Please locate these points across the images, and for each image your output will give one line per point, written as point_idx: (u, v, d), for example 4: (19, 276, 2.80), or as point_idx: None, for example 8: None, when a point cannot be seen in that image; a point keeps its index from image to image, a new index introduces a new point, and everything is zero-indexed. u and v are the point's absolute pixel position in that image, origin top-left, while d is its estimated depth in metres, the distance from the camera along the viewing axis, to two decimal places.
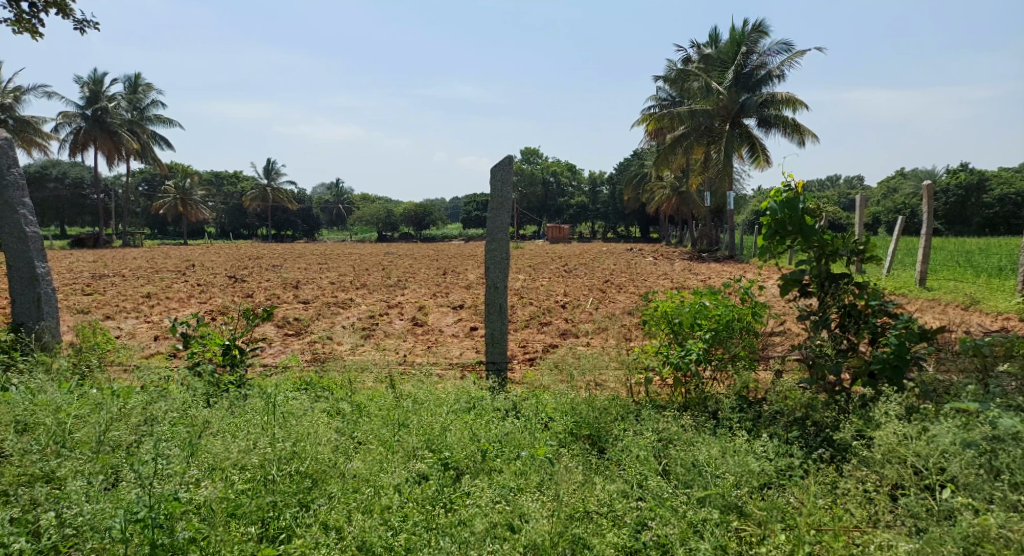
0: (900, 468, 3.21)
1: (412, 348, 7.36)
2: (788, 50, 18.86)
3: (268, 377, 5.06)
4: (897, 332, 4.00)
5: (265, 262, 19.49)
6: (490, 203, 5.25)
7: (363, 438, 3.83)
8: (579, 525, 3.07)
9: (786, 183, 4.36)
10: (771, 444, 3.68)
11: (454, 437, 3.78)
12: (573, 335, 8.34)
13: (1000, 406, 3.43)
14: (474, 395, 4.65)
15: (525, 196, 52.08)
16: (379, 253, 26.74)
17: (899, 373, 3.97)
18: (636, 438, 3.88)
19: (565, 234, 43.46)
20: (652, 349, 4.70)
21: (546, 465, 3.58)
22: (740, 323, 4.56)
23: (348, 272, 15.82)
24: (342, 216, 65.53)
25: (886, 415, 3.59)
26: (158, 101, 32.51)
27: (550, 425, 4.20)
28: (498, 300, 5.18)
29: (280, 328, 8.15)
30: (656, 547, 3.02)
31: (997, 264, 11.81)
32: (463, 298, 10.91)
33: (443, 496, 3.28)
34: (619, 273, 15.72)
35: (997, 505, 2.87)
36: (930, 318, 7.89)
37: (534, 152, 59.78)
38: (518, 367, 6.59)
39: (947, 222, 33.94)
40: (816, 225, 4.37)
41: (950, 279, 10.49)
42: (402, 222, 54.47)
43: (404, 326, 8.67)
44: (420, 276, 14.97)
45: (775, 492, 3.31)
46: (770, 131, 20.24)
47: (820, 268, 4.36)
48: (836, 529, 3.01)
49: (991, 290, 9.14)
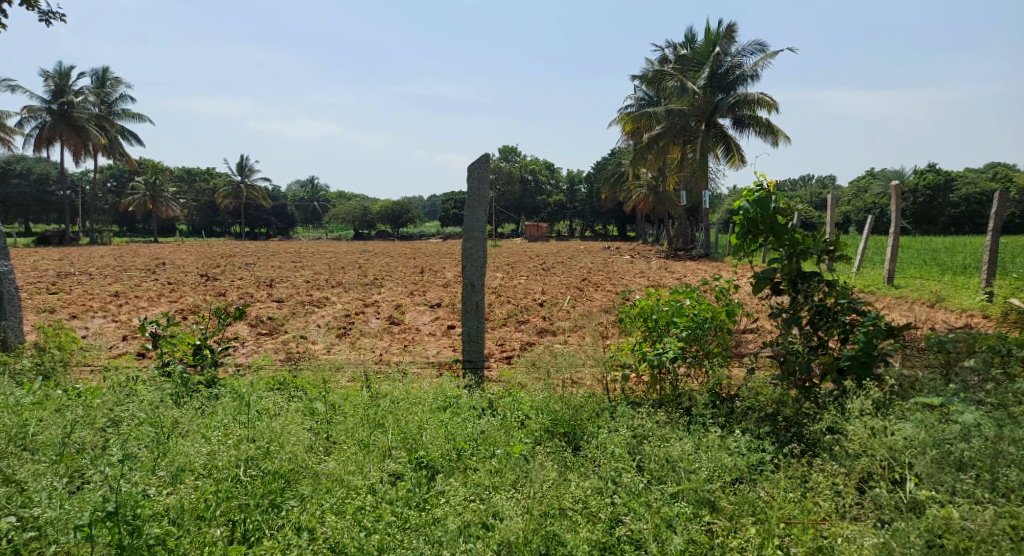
0: (868, 462, 3.26)
1: (388, 347, 7.31)
2: (762, 51, 19.11)
3: (240, 376, 4.98)
4: (865, 329, 4.09)
5: (238, 260, 19.24)
6: (467, 201, 5.25)
7: (338, 438, 3.81)
8: (554, 522, 3.08)
9: (758, 184, 4.43)
10: (743, 440, 3.73)
11: (429, 435, 3.76)
12: (550, 333, 8.37)
13: (963, 401, 3.51)
14: (451, 393, 4.64)
15: (502, 194, 52.06)
16: (355, 251, 26.46)
17: (868, 369, 4.06)
18: (611, 435, 3.91)
19: (543, 232, 43.53)
20: (628, 347, 4.74)
21: (522, 463, 3.59)
22: (715, 320, 4.62)
23: (323, 271, 15.70)
24: (318, 214, 64.89)
25: (854, 411, 3.66)
26: (126, 95, 31.89)
27: (527, 423, 4.21)
28: (474, 298, 5.18)
29: (253, 327, 8.04)
30: (630, 543, 3.04)
31: (962, 262, 12.13)
32: (440, 296, 10.89)
33: (418, 495, 3.26)
34: (596, 272, 15.80)
35: (960, 497, 2.92)
36: (897, 315, 8.07)
37: (511, 150, 59.78)
38: (495, 365, 6.60)
39: (914, 221, 34.64)
40: (788, 224, 4.46)
41: (917, 277, 10.73)
42: (378, 220, 54.05)
43: (380, 324, 8.61)
44: (397, 274, 14.90)
45: (747, 487, 3.36)
46: (745, 131, 20.50)
47: (791, 267, 4.42)
48: (806, 522, 3.06)
49: (957, 288, 9.38)
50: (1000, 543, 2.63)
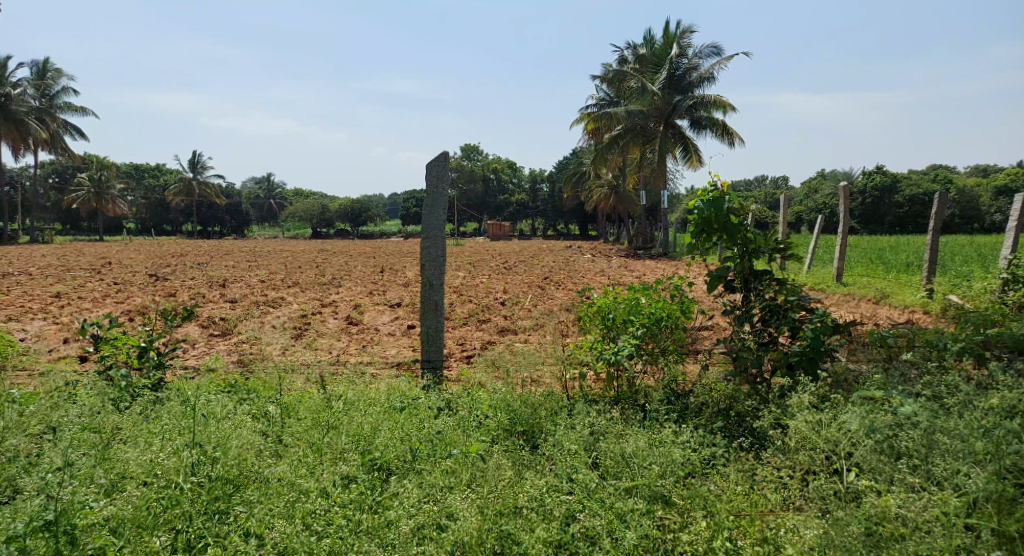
0: (812, 455, 3.35)
1: (346, 348, 7.22)
2: (717, 54, 19.50)
3: (188, 379, 4.85)
4: (813, 326, 4.21)
5: (190, 259, 18.68)
6: (425, 199, 5.21)
7: (291, 440, 3.75)
8: (509, 521, 3.10)
9: (712, 184, 4.53)
10: (695, 436, 3.80)
11: (385, 437, 3.72)
12: (511, 331, 8.39)
13: (903, 393, 3.64)
14: (409, 394, 4.60)
15: (464, 193, 51.91)
16: (312, 250, 25.97)
17: (815, 364, 4.18)
18: (567, 432, 3.94)
19: (505, 231, 43.52)
20: (586, 346, 4.79)
21: (479, 462, 3.58)
22: (670, 318, 4.69)
23: (279, 270, 15.38)
24: (276, 212, 63.66)
25: (801, 404, 3.76)
26: (69, 88, 30.72)
27: (485, 423, 4.21)
28: (433, 298, 5.15)
29: (204, 329, 7.83)
30: (583, 539, 3.07)
31: (905, 261, 12.59)
32: (400, 295, 10.81)
33: (372, 497, 3.22)
34: (557, 270, 15.89)
35: (898, 486, 3.01)
36: (845, 312, 8.36)
37: (473, 149, 59.68)
38: (455, 364, 6.59)
39: (862, 220, 35.84)
40: (740, 223, 4.58)
41: (863, 275, 11.12)
42: (337, 218, 53.12)
43: (338, 325, 8.48)
44: (356, 273, 14.72)
45: (698, 481, 3.43)
46: (702, 133, 20.90)
47: (743, 265, 4.53)
48: (753, 514, 3.14)
49: (900, 285, 9.76)
50: (931, 528, 2.74)
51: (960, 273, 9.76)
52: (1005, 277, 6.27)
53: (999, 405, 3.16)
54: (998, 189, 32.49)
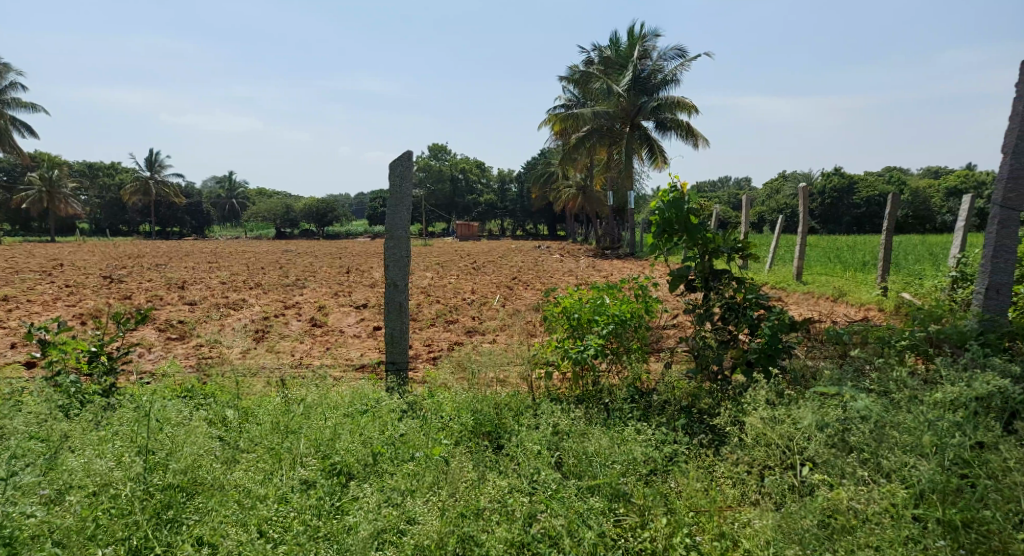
0: (769, 450, 3.42)
1: (309, 350, 7.11)
2: (681, 56, 19.76)
3: (142, 384, 4.73)
4: (771, 323, 4.30)
5: (148, 260, 18.14)
6: (389, 199, 5.16)
7: (248, 445, 3.69)
8: (470, 523, 3.10)
9: (673, 185, 4.61)
10: (656, 433, 3.85)
11: (345, 440, 3.68)
12: (478, 332, 8.36)
13: (857, 388, 3.73)
14: (374, 396, 4.54)
15: (432, 193, 51.63)
16: (276, 251, 25.46)
17: (773, 360, 4.26)
18: (531, 432, 3.95)
19: (474, 232, 43.36)
20: (551, 345, 4.81)
21: (441, 464, 3.55)
22: (633, 318, 4.74)
23: (241, 271, 15.09)
24: (238, 211, 62.42)
25: (759, 401, 3.84)
26: (18, 83, 29.57)
27: (449, 424, 4.20)
28: (397, 299, 5.11)
29: (162, 332, 7.64)
30: (545, 539, 3.08)
31: (862, 259, 12.93)
32: (366, 296, 10.70)
33: (330, 502, 3.18)
34: (526, 270, 15.89)
35: (849, 479, 3.09)
36: (805, 310, 8.55)
37: (440, 148, 59.40)
38: (421, 366, 6.55)
39: (822, 221, 36.72)
40: (701, 224, 4.65)
41: (822, 274, 11.38)
42: (301, 218, 52.13)
43: (301, 327, 8.34)
44: (321, 275, 14.51)
45: (660, 478, 3.47)
46: (667, 134, 21.18)
47: (704, 264, 4.60)
48: (712, 510, 3.20)
49: (858, 283, 10.01)
50: (881, 520, 2.81)
51: (913, 271, 10.07)
52: (955, 276, 6.47)
53: (945, 398, 3.26)
54: (949, 190, 33.63)
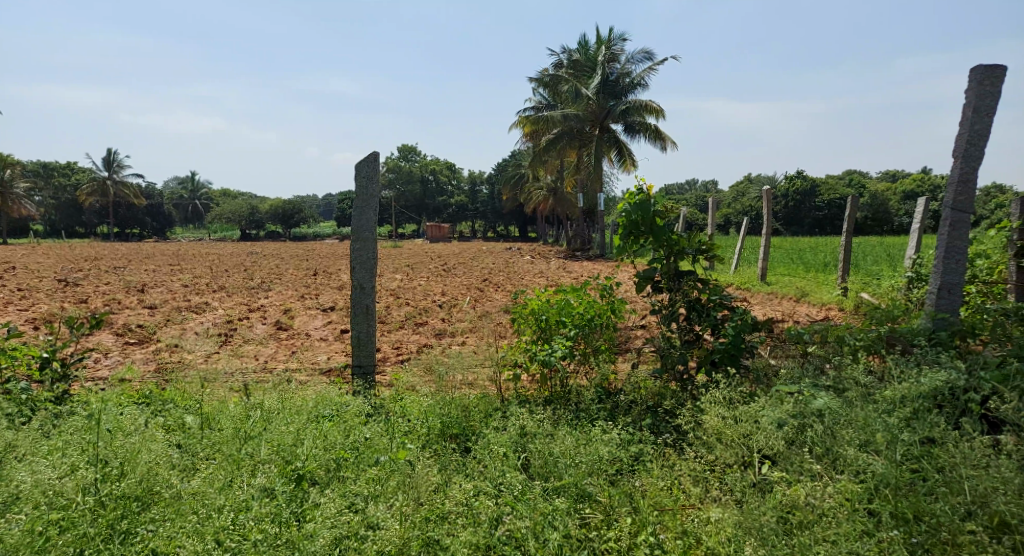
0: (731, 448, 3.46)
1: (274, 354, 6.99)
2: (649, 59, 19.98)
3: (96, 390, 4.58)
4: (734, 324, 4.36)
5: (106, 263, 17.62)
6: (355, 201, 5.10)
7: (207, 454, 3.60)
8: (435, 527, 3.08)
9: (639, 188, 4.65)
10: (621, 433, 3.87)
11: (308, 445, 3.62)
12: (447, 334, 8.33)
13: (817, 385, 3.81)
14: (340, 400, 4.47)
15: (402, 194, 51.35)
16: (241, 253, 24.95)
17: (736, 360, 4.33)
18: (497, 434, 3.94)
19: (444, 233, 43.20)
20: (519, 347, 4.81)
21: (405, 468, 3.52)
22: (600, 319, 4.77)
23: (204, 274, 14.75)
24: (201, 213, 61.14)
25: (723, 399, 3.89)
26: None
27: (415, 428, 4.16)
28: (364, 301, 5.06)
29: (119, 337, 7.43)
30: (510, 542, 3.07)
31: (823, 260, 13.24)
32: (333, 299, 10.56)
33: (291, 509, 3.13)
34: (496, 272, 15.86)
35: (807, 475, 3.15)
36: (768, 310, 8.71)
37: (410, 149, 59.09)
38: (388, 369, 6.48)
39: (785, 222, 37.49)
40: (666, 226, 4.70)
41: (785, 274, 11.62)
42: (267, 219, 51.29)
43: (266, 331, 8.19)
44: (287, 277, 14.28)
45: (625, 478, 3.50)
46: (636, 137, 21.40)
47: (669, 266, 4.65)
48: (675, 508, 3.23)
49: (819, 284, 10.23)
50: (837, 515, 2.86)
51: (872, 272, 10.33)
52: (910, 276, 6.66)
53: (896, 395, 3.34)
54: (906, 194, 34.62)
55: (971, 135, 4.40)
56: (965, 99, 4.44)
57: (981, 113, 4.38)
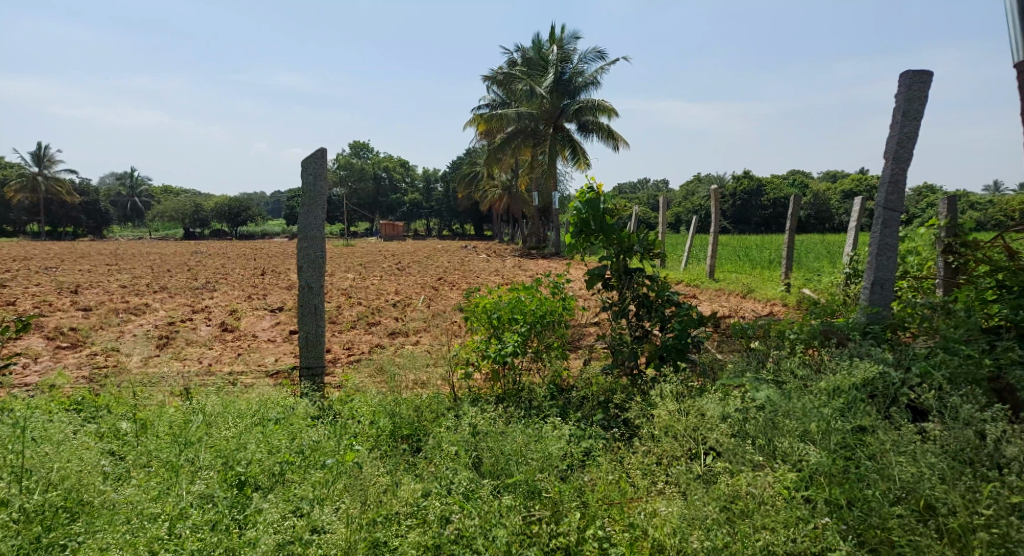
0: (675, 441, 3.52)
1: (218, 356, 6.78)
2: (601, 59, 20.20)
3: (23, 398, 4.36)
4: (681, 319, 4.45)
5: (37, 263, 16.77)
6: (302, 199, 4.98)
7: (143, 462, 3.46)
8: (381, 530, 3.04)
9: (589, 186, 4.69)
10: (571, 430, 3.90)
11: (251, 448, 3.52)
12: (400, 333, 8.25)
13: (760, 378, 3.90)
14: (287, 402, 4.36)
15: (354, 192, 50.62)
16: (185, 252, 24.10)
17: (682, 354, 4.42)
18: (448, 433, 3.91)
19: (398, 231, 42.77)
20: (472, 345, 4.79)
21: (353, 470, 3.47)
22: (552, 315, 4.80)
23: (145, 274, 14.22)
24: (142, 210, 58.91)
25: (670, 393, 3.95)
26: None
27: (365, 430, 4.10)
28: (312, 301, 4.96)
29: (51, 341, 7.08)
30: (459, 541, 3.04)
31: (768, 257, 13.64)
32: (282, 299, 10.33)
33: (232, 515, 3.05)
34: (451, 271, 15.78)
35: (748, 465, 3.22)
36: (715, 305, 8.94)
37: (362, 146, 58.31)
38: (338, 370, 6.37)
39: (733, 221, 38.46)
40: (616, 224, 4.76)
41: (732, 272, 11.92)
42: (212, 217, 49.81)
43: (210, 332, 7.94)
44: (234, 277, 13.89)
45: (574, 474, 3.52)
46: (588, 136, 21.63)
47: (619, 263, 4.71)
48: (624, 502, 3.25)
49: (764, 280, 10.53)
50: (775, 502, 2.94)
51: (813, 269, 10.70)
52: (848, 272, 6.93)
53: (832, 386, 3.46)
54: (845, 193, 35.98)
55: (901, 137, 4.58)
56: (896, 103, 4.62)
57: (909, 116, 4.56)
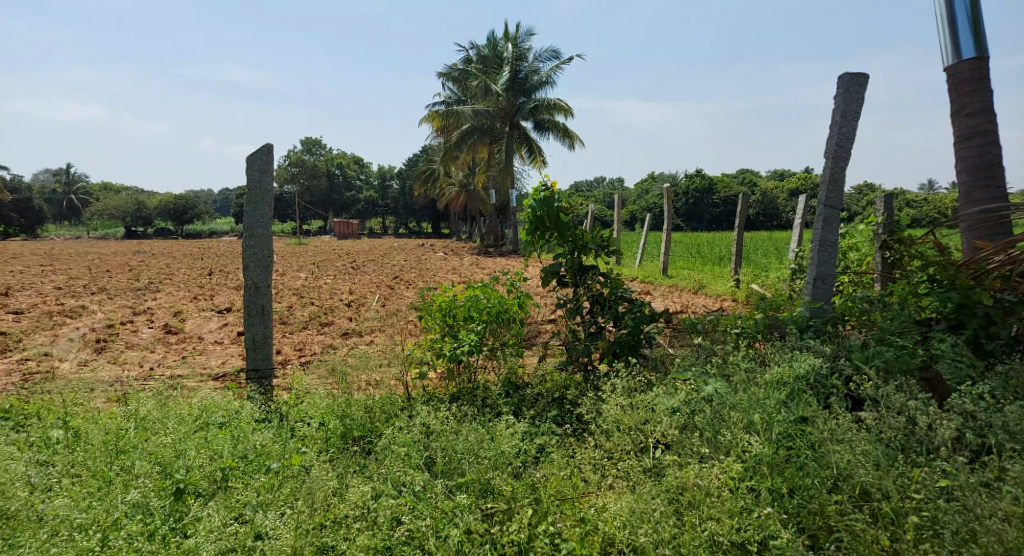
0: (625, 435, 3.54)
1: (162, 360, 6.54)
2: (556, 57, 20.31)
3: None
4: (633, 316, 4.49)
5: None
6: (248, 195, 4.82)
7: (74, 471, 3.31)
8: (329, 535, 2.98)
9: (543, 184, 4.69)
10: (524, 426, 3.89)
11: (192, 454, 3.41)
12: (353, 333, 8.12)
13: (709, 371, 3.97)
14: (230, 406, 4.23)
15: (307, 189, 49.66)
16: (128, 252, 23.19)
17: (634, 349, 4.47)
18: (400, 433, 3.86)
19: (352, 230, 42.16)
20: (426, 344, 4.74)
21: (301, 474, 3.38)
22: (508, 313, 4.78)
23: (83, 275, 13.64)
24: (79, 207, 56.59)
25: (622, 388, 3.99)
26: None
27: (315, 432, 4.01)
28: (260, 301, 4.83)
29: None
30: (409, 542, 3.00)
31: (719, 254, 13.95)
32: (230, 299, 10.04)
33: (169, 524, 2.95)
34: (408, 269, 15.62)
35: (695, 457, 3.27)
36: (668, 301, 9.08)
37: (315, 142, 57.32)
38: (288, 371, 6.22)
39: (686, 218, 39.19)
40: (570, 222, 4.78)
41: (684, 268, 12.15)
42: (157, 216, 48.17)
43: (152, 335, 7.66)
44: (178, 277, 13.44)
45: (527, 471, 3.51)
46: (544, 134, 21.72)
47: (573, 261, 4.73)
48: (574, 497, 3.26)
49: (715, 276, 10.75)
50: (720, 493, 2.98)
51: (761, 265, 10.98)
52: (794, 268, 7.13)
53: (775, 378, 3.54)
54: (792, 192, 37.09)
55: (841, 137, 4.72)
56: (835, 103, 4.76)
57: (848, 117, 4.70)
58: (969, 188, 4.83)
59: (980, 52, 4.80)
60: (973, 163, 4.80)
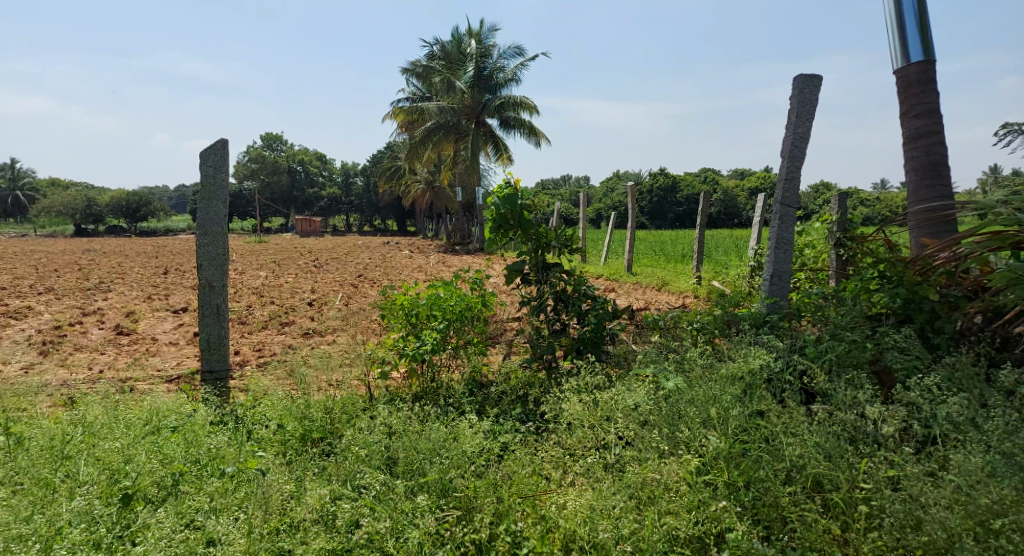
0: (586, 432, 3.55)
1: (112, 362, 6.32)
2: (520, 55, 20.33)
3: None
4: (596, 313, 4.50)
5: None
6: (201, 192, 4.69)
7: (14, 479, 3.18)
8: (284, 539, 2.92)
9: (506, 181, 4.68)
10: (486, 424, 3.88)
11: (141, 459, 3.31)
12: (314, 332, 7.98)
13: (670, 367, 4.00)
14: (184, 409, 4.11)
15: (268, 186, 48.73)
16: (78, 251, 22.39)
17: (597, 346, 4.47)
18: (361, 434, 3.80)
19: (315, 228, 41.51)
20: (388, 343, 4.68)
21: (256, 478, 3.30)
22: (471, 311, 4.75)
23: (30, 275, 13.13)
24: (26, 204, 54.48)
25: (585, 385, 3.99)
26: None
27: (273, 435, 3.92)
28: (215, 301, 4.71)
29: None
30: (367, 544, 2.95)
31: (682, 252, 14.14)
32: (185, 299, 9.77)
33: (116, 532, 2.85)
34: (372, 267, 15.45)
35: (654, 452, 3.30)
36: (632, 299, 9.14)
37: (276, 139, 56.30)
38: (246, 373, 6.08)
39: (649, 216, 39.61)
40: (533, 220, 4.77)
41: (648, 265, 12.25)
42: (109, 213, 46.69)
43: (103, 336, 7.41)
44: (132, 276, 13.02)
45: (488, 469, 3.49)
46: (509, 132, 21.73)
47: (536, 258, 4.72)
48: (535, 495, 3.25)
49: (678, 274, 10.87)
50: (678, 487, 3.02)
51: (723, 262, 11.15)
52: (753, 265, 7.25)
53: (733, 373, 3.59)
54: (753, 191, 37.79)
55: (796, 137, 4.81)
56: (790, 104, 4.84)
57: (803, 117, 4.79)
58: (918, 187, 4.96)
59: (927, 55, 4.95)
60: (922, 163, 4.94)
